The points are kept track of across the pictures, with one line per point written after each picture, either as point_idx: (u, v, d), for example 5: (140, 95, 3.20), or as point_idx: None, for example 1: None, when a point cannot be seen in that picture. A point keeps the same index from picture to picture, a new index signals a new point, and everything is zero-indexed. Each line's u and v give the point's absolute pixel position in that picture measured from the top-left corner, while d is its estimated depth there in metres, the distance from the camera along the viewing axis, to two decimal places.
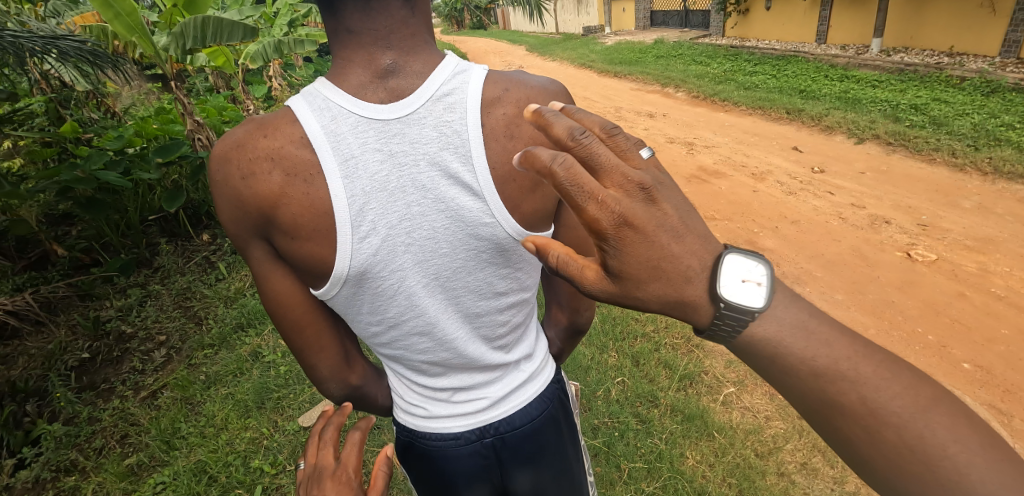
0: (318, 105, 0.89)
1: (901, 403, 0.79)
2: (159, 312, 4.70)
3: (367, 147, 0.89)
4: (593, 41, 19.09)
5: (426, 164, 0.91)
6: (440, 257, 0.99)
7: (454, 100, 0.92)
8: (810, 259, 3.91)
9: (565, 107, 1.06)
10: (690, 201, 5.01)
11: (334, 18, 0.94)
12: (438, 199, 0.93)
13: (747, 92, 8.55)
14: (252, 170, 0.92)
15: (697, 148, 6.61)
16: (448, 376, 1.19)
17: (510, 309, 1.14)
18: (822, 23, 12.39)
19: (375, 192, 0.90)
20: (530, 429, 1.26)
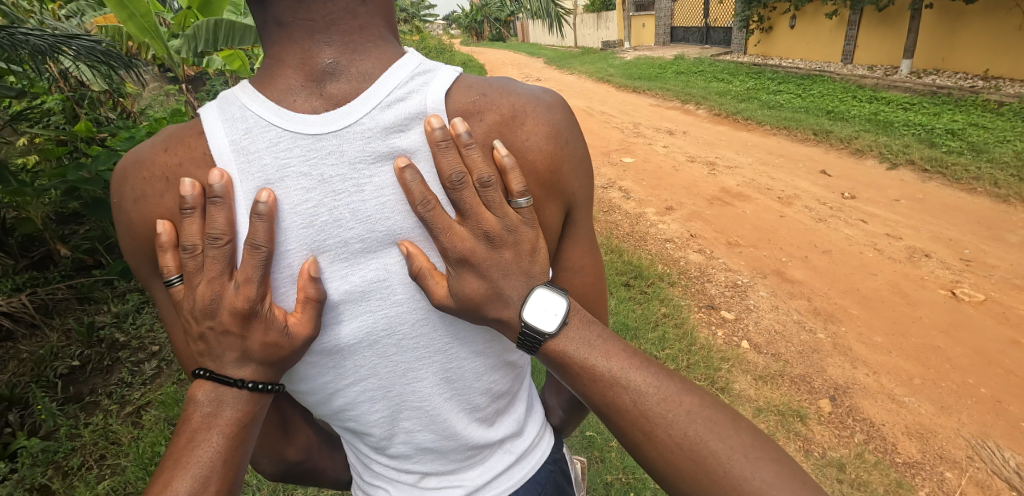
0: (242, 111, 0.77)
1: (669, 405, 0.84)
2: (155, 321, 4.35)
3: (298, 166, 0.77)
4: (611, 56, 18.95)
5: (370, 190, 0.80)
6: (394, 313, 0.86)
7: (409, 109, 0.80)
8: (844, 294, 3.62)
9: (567, 125, 0.94)
10: (712, 225, 4.73)
11: (263, 10, 0.80)
12: (387, 231, 0.82)
13: (771, 112, 8.26)
14: (146, 192, 0.84)
15: (719, 168, 6.33)
16: (417, 456, 1.03)
17: (484, 376, 0.98)
18: (848, 42, 12.06)
19: (306, 222, 0.79)
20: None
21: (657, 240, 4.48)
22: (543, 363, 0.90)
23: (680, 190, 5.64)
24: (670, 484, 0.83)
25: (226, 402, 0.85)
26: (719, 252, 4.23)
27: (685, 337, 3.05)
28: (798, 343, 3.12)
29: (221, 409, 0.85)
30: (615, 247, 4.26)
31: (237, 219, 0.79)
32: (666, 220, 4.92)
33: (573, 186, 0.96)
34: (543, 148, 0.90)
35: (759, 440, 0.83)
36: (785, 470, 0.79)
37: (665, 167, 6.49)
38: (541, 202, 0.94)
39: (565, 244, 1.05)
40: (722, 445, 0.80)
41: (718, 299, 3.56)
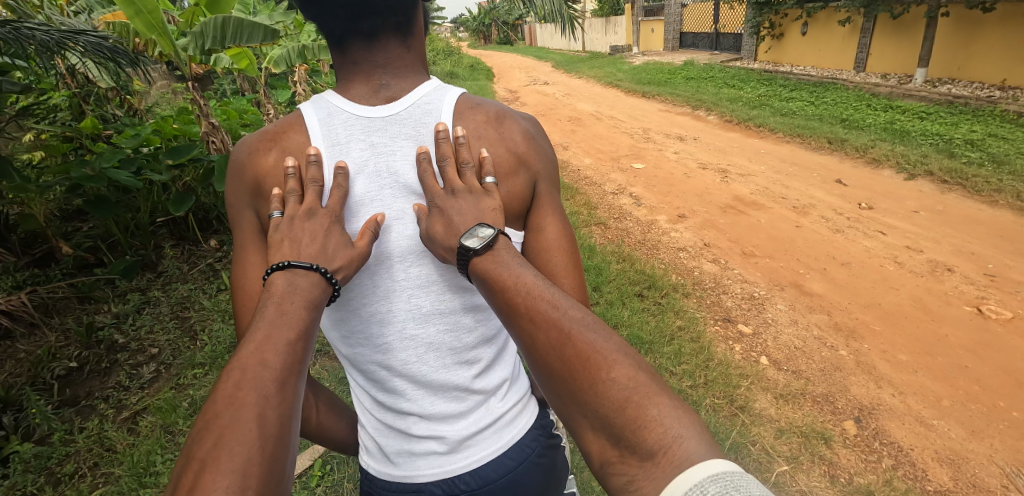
0: (322, 113, 1.16)
1: (554, 310, 0.92)
2: (155, 322, 4.17)
3: (355, 134, 1.12)
4: (620, 61, 18.84)
5: (401, 153, 1.12)
6: (405, 244, 1.10)
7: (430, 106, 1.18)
8: (865, 308, 3.49)
9: (536, 130, 1.34)
10: (726, 234, 4.61)
11: (343, 52, 1.18)
12: (408, 182, 1.12)
13: (784, 119, 8.13)
14: (259, 150, 1.20)
15: (731, 176, 6.21)
16: (408, 395, 1.13)
17: (474, 314, 1.14)
18: (862, 50, 11.94)
19: (356, 173, 1.11)
20: (506, 481, 1.16)
21: (670, 249, 4.36)
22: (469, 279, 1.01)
23: (692, 198, 5.52)
24: (553, 387, 0.90)
25: (299, 285, 1.00)
26: (734, 263, 4.12)
27: (703, 352, 2.93)
28: (820, 360, 3.00)
29: (294, 292, 0.99)
30: (627, 255, 4.15)
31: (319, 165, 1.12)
32: (678, 227, 4.81)
33: (537, 164, 1.28)
34: (517, 140, 1.25)
35: (628, 348, 0.90)
36: (646, 376, 0.85)
37: (677, 174, 6.37)
38: (513, 175, 1.25)
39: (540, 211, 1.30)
40: (591, 344, 0.87)
41: (734, 311, 3.44)
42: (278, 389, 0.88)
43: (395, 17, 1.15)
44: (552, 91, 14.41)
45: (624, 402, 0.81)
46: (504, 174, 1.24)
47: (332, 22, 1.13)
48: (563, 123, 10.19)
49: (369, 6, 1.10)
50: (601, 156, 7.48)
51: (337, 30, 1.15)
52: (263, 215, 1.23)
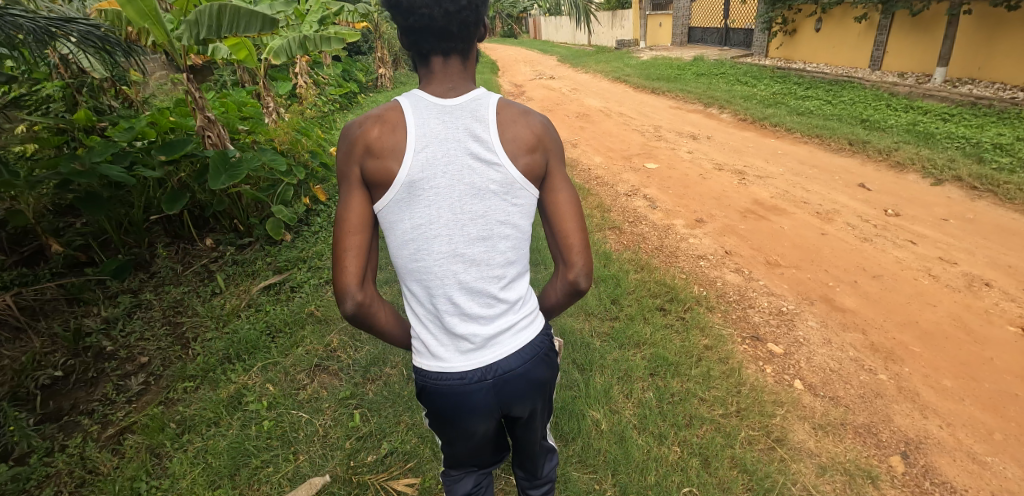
0: (410, 99, 1.45)
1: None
2: (146, 328, 3.94)
3: (432, 114, 1.40)
4: (627, 55, 18.54)
5: (465, 125, 1.39)
6: (462, 190, 1.39)
7: (486, 99, 1.46)
8: (901, 327, 3.26)
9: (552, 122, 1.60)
10: (748, 241, 4.38)
11: (424, 63, 1.51)
12: (468, 145, 1.39)
13: (801, 118, 7.87)
14: (370, 123, 1.45)
15: (749, 178, 5.96)
16: (453, 303, 1.47)
17: (510, 245, 1.49)
18: (878, 48, 11.67)
19: (429, 137, 1.38)
20: (522, 369, 1.61)
21: (690, 257, 4.13)
22: None
23: (709, 201, 5.28)
24: None
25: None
26: (758, 273, 3.89)
27: (732, 375, 2.71)
28: (858, 385, 2.77)
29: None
30: (646, 263, 3.91)
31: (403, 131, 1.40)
32: (696, 233, 4.58)
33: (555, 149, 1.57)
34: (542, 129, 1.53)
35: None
36: None
37: (692, 175, 6.12)
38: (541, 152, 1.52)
39: (555, 181, 1.60)
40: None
41: (762, 328, 3.21)
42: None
43: (463, 45, 1.49)
44: (559, 86, 14.10)
45: None
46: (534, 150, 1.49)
47: (420, 41, 1.48)
48: (571, 119, 9.92)
49: (447, 33, 1.45)
50: (612, 155, 7.22)
51: (423, 48, 1.49)
52: (365, 172, 1.46)
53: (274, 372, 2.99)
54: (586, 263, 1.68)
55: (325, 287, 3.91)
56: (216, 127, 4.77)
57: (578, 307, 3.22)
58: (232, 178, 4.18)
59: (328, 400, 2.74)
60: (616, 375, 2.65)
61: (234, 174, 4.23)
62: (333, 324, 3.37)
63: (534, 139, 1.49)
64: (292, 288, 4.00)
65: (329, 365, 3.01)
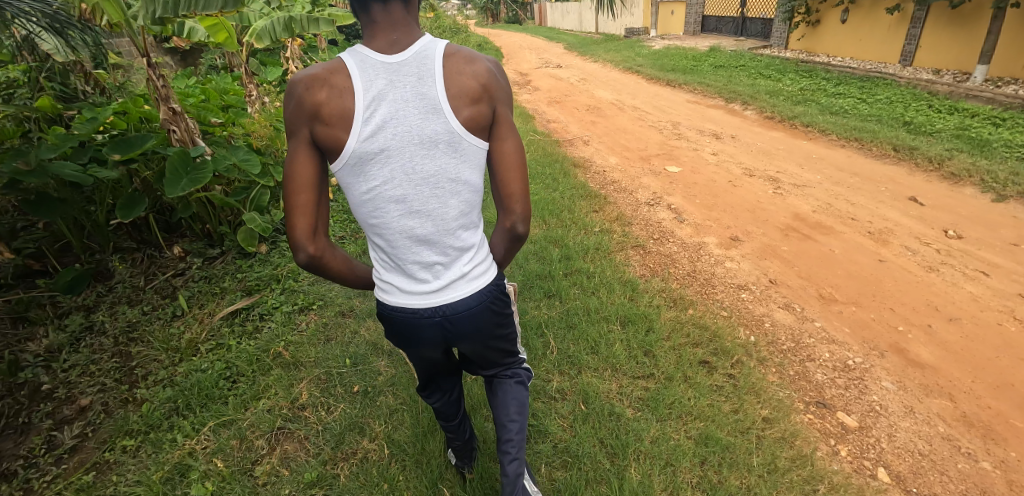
0: (354, 57, 1.49)
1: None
2: (92, 360, 3.35)
3: (378, 73, 1.45)
4: (639, 44, 17.76)
5: (407, 85, 1.44)
6: (413, 149, 1.46)
7: (431, 53, 1.49)
8: (996, 391, 2.68)
9: (498, 69, 1.63)
10: (794, 267, 3.79)
11: (367, 14, 1.53)
12: (414, 103, 1.44)
13: (835, 118, 7.20)
14: (312, 86, 1.48)
15: (785, 186, 5.34)
16: (412, 254, 1.59)
17: (461, 198, 1.58)
18: (910, 42, 10.98)
19: (377, 99, 1.43)
20: (469, 313, 1.67)
21: (729, 286, 3.53)
22: None
23: (743, 214, 4.66)
24: None
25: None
26: (811, 309, 3.31)
27: (806, 466, 2.13)
28: (959, 479, 2.22)
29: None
30: (680, 295, 3.31)
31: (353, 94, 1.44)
32: (733, 254, 3.97)
33: (499, 93, 1.59)
34: (484, 75, 1.55)
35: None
36: None
37: (720, 181, 5.46)
38: (482, 99, 1.54)
39: (500, 128, 1.63)
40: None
41: (828, 391, 2.64)
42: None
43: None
44: (567, 76, 13.35)
45: None
46: (475, 98, 1.52)
47: None
48: (581, 113, 9.22)
49: None
50: (629, 154, 6.56)
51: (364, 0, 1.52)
52: (314, 133, 1.51)
53: (229, 439, 2.40)
54: (525, 211, 1.74)
55: (300, 315, 3.30)
56: (184, 120, 4.10)
57: (603, 359, 2.65)
58: (195, 183, 3.57)
59: (290, 485, 2.15)
60: (656, 464, 2.08)
61: (197, 178, 3.61)
62: (306, 369, 2.78)
63: (474, 86, 1.52)
64: (261, 315, 3.39)
65: (295, 429, 2.42)
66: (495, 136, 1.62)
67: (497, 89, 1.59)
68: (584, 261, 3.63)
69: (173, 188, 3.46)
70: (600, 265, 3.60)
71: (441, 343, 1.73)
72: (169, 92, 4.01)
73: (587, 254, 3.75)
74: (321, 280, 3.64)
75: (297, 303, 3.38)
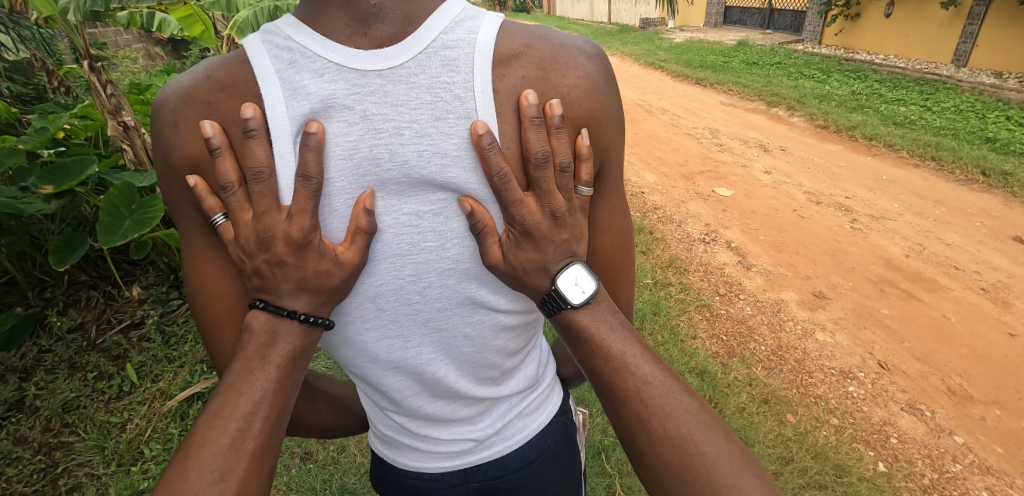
0: (273, 53, 0.74)
1: (670, 398, 0.85)
2: (10, 457, 2.60)
3: (334, 99, 0.73)
4: (657, 36, 16.76)
5: (411, 135, 0.75)
6: (426, 262, 0.82)
7: (455, 56, 0.74)
8: None
9: (605, 76, 0.89)
10: (903, 343, 3.00)
11: None
12: (425, 179, 0.77)
13: (901, 129, 6.33)
14: (186, 122, 0.78)
15: (861, 217, 4.52)
16: (423, 401, 1.00)
17: (508, 329, 0.95)
18: (966, 40, 10.10)
19: (344, 164, 0.76)
20: (527, 473, 1.13)
21: (831, 373, 2.74)
22: (562, 332, 0.92)
23: (823, 257, 3.84)
24: None
25: (279, 335, 0.83)
26: (943, 415, 2.55)
27: None
28: None
29: (275, 340, 0.83)
30: (775, 393, 2.53)
31: (276, 154, 0.76)
32: (824, 321, 3.17)
33: (608, 138, 0.91)
34: (583, 103, 0.85)
35: (754, 463, 0.83)
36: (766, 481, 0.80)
37: (782, 209, 4.58)
38: None
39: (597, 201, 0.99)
40: (713, 451, 0.81)
41: None
42: (220, 484, 0.77)
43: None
44: None
45: (682, 436, 0.83)
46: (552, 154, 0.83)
47: None
48: None
49: None
50: (666, 169, 5.67)
51: None
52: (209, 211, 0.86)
53: None
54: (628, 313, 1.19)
55: None
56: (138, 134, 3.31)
57: None
58: (139, 226, 2.73)
59: None
60: None
61: (143, 218, 2.77)
62: None
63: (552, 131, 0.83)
64: None
65: None
66: (598, 216, 1.00)
67: (602, 130, 0.89)
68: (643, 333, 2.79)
69: (108, 235, 2.65)
70: (662, 343, 2.79)
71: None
72: (121, 104, 3.24)
73: (643, 323, 2.92)
74: None
75: None
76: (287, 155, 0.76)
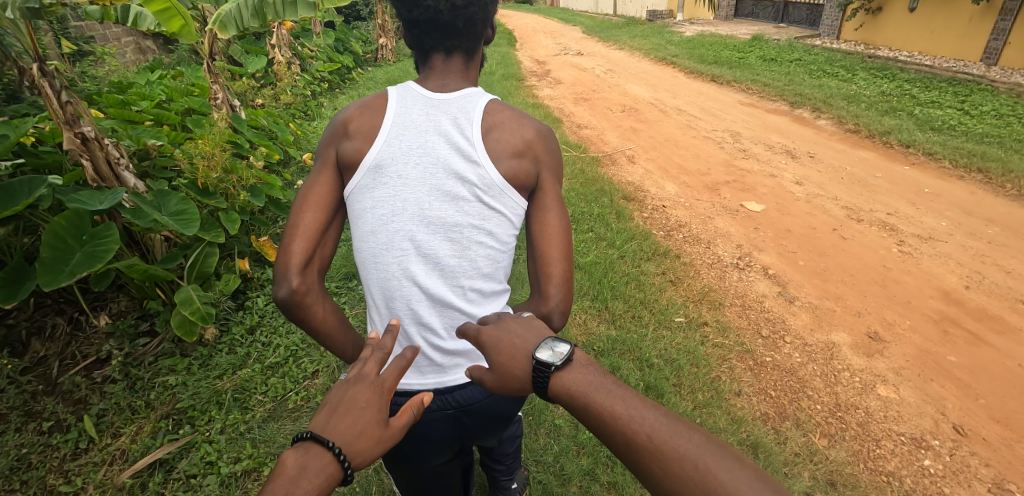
0: (399, 88, 1.34)
1: (678, 438, 0.82)
2: None
3: (416, 104, 1.27)
4: (667, 29, 16.13)
5: (446, 121, 1.25)
6: (433, 187, 1.21)
7: (479, 100, 1.31)
8: None
9: (555, 146, 1.41)
10: (977, 399, 2.61)
11: (427, 63, 1.41)
12: (447, 140, 1.23)
13: (940, 136, 5.88)
14: (352, 109, 1.35)
15: (907, 239, 4.10)
16: (412, 310, 1.24)
17: (484, 258, 1.26)
18: (998, 37, 9.57)
19: (408, 127, 1.24)
20: (488, 402, 1.34)
21: (901, 441, 2.37)
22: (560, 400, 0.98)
23: (871, 288, 3.43)
24: None
25: (311, 470, 0.87)
26: None
27: None
28: None
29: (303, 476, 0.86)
30: (843, 473, 2.14)
31: (384, 120, 1.27)
32: (884, 371, 2.78)
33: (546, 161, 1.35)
34: (534, 143, 1.32)
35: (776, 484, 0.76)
36: None
37: (821, 228, 4.16)
38: (526, 161, 1.30)
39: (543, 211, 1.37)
40: (730, 475, 0.76)
41: None
42: None
43: (468, 45, 1.40)
44: (591, 67, 11.85)
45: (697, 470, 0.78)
46: (519, 154, 1.29)
47: (425, 37, 1.39)
48: (617, 117, 7.79)
49: (453, 28, 1.36)
50: (687, 177, 5.20)
51: (426, 44, 1.40)
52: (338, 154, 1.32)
53: None
54: (563, 294, 1.37)
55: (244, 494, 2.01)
56: (102, 145, 2.86)
57: None
58: (92, 262, 2.32)
59: None
60: None
61: (96, 252, 2.36)
62: None
63: (519, 148, 1.29)
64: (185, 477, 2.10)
65: None
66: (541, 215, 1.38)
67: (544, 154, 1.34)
68: (681, 399, 2.32)
69: (52, 274, 2.26)
70: (703, 404, 2.32)
71: (453, 443, 1.39)
72: (79, 113, 2.80)
73: (679, 375, 2.46)
74: (280, 413, 2.34)
75: (240, 465, 2.10)
76: (389, 117, 1.26)
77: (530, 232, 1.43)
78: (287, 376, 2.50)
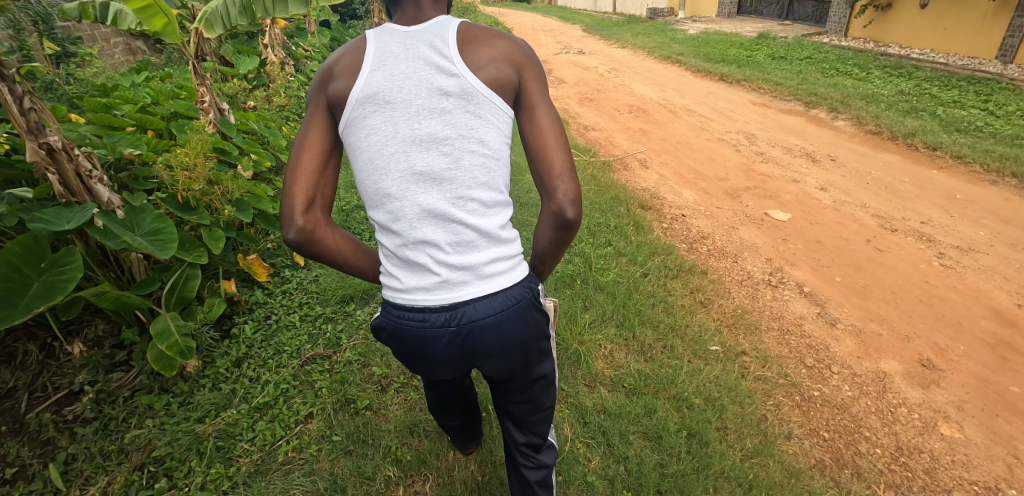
0: (376, 30, 1.39)
1: None
2: None
3: (393, 37, 1.32)
4: (669, 27, 15.83)
5: (422, 44, 1.29)
6: (421, 107, 1.26)
7: (450, 23, 1.35)
8: None
9: (532, 54, 1.44)
10: None
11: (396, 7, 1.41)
12: (426, 62, 1.27)
13: (967, 139, 5.60)
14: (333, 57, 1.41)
15: (947, 251, 3.82)
16: (416, 227, 1.30)
17: (479, 170, 1.31)
18: (1014, 34, 9.29)
19: (389, 58, 1.29)
20: (494, 320, 1.36)
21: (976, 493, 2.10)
22: None
23: (916, 308, 3.16)
24: None
25: None
26: None
27: None
28: None
29: None
30: None
31: (366, 57, 1.32)
32: (944, 405, 2.50)
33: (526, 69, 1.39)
34: (510, 52, 1.36)
35: None
36: None
37: (854, 239, 3.89)
38: (505, 70, 1.34)
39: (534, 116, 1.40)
40: None
41: None
42: None
43: None
44: (594, 66, 11.55)
45: None
46: (496, 63, 1.33)
47: None
48: (625, 118, 7.49)
49: None
50: (705, 183, 4.92)
51: None
52: (324, 98, 1.38)
53: None
54: (573, 187, 1.39)
55: None
56: (72, 156, 2.47)
57: None
58: (47, 298, 2.02)
59: None
60: None
61: (55, 286, 2.06)
62: None
63: (496, 57, 1.33)
64: None
65: None
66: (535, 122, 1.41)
67: (521, 62, 1.38)
68: (728, 449, 2.04)
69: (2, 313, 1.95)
70: (754, 453, 2.04)
71: (459, 360, 1.43)
72: (45, 120, 2.40)
73: (723, 417, 2.17)
74: (268, 471, 2.00)
75: None
76: (369, 52, 1.32)
77: (528, 145, 1.45)
78: (277, 420, 2.18)
